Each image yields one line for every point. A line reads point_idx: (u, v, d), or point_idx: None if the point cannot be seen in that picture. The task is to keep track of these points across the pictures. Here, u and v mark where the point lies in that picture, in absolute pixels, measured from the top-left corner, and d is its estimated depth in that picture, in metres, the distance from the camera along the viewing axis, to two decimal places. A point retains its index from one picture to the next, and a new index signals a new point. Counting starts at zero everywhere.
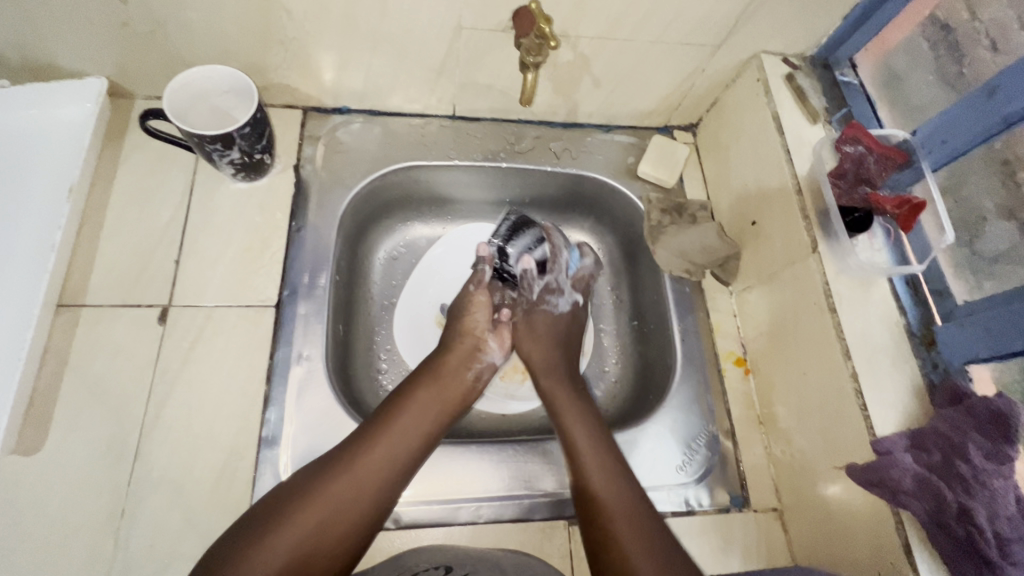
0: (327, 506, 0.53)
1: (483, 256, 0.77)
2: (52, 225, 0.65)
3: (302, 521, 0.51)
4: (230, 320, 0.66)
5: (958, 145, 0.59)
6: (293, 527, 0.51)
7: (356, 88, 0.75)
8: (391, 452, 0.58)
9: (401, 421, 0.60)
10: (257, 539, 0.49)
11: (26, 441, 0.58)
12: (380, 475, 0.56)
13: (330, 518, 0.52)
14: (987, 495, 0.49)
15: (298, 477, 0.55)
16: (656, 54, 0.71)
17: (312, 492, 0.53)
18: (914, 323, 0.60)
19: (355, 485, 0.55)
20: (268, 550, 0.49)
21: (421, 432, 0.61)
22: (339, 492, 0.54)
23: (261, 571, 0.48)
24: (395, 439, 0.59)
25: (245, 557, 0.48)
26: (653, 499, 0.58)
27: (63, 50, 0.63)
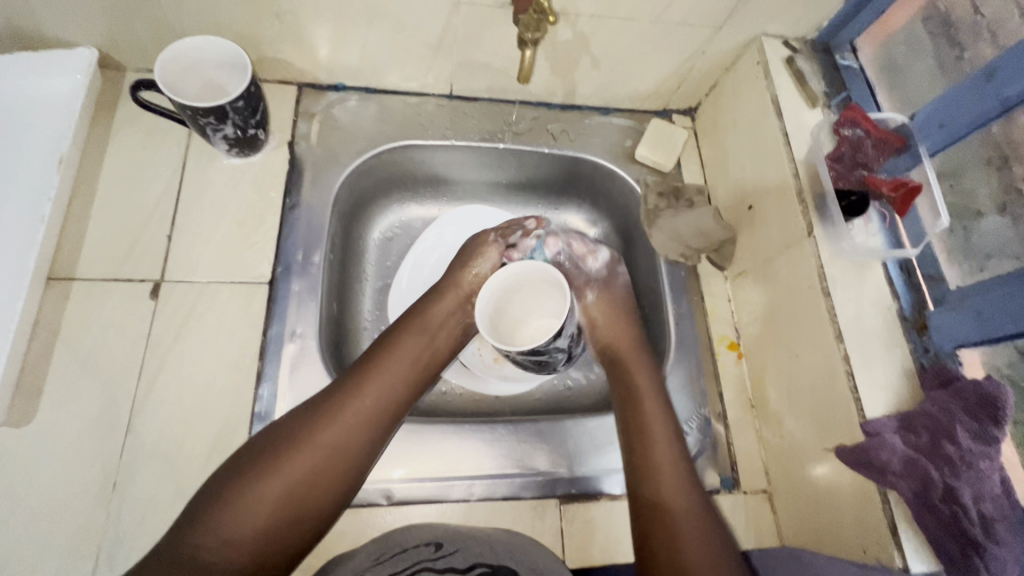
0: (313, 451, 0.53)
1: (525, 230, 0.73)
2: (41, 197, 0.64)
3: (292, 466, 0.52)
4: (222, 296, 0.66)
5: (958, 128, 0.59)
6: (282, 472, 0.51)
7: (352, 65, 0.74)
8: (377, 398, 0.58)
9: (386, 371, 0.60)
10: (249, 482, 0.50)
11: (17, 413, 0.58)
12: (366, 421, 0.56)
13: (318, 464, 0.53)
14: (973, 476, 0.49)
15: (287, 419, 0.55)
16: (655, 34, 0.71)
17: (299, 437, 0.54)
18: (907, 309, 0.61)
19: (343, 430, 0.55)
20: (257, 494, 0.50)
21: (406, 381, 0.61)
22: (324, 439, 0.54)
23: (255, 513, 0.49)
24: (381, 387, 0.58)
25: (236, 503, 0.49)
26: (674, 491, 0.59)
27: (52, 18, 0.62)
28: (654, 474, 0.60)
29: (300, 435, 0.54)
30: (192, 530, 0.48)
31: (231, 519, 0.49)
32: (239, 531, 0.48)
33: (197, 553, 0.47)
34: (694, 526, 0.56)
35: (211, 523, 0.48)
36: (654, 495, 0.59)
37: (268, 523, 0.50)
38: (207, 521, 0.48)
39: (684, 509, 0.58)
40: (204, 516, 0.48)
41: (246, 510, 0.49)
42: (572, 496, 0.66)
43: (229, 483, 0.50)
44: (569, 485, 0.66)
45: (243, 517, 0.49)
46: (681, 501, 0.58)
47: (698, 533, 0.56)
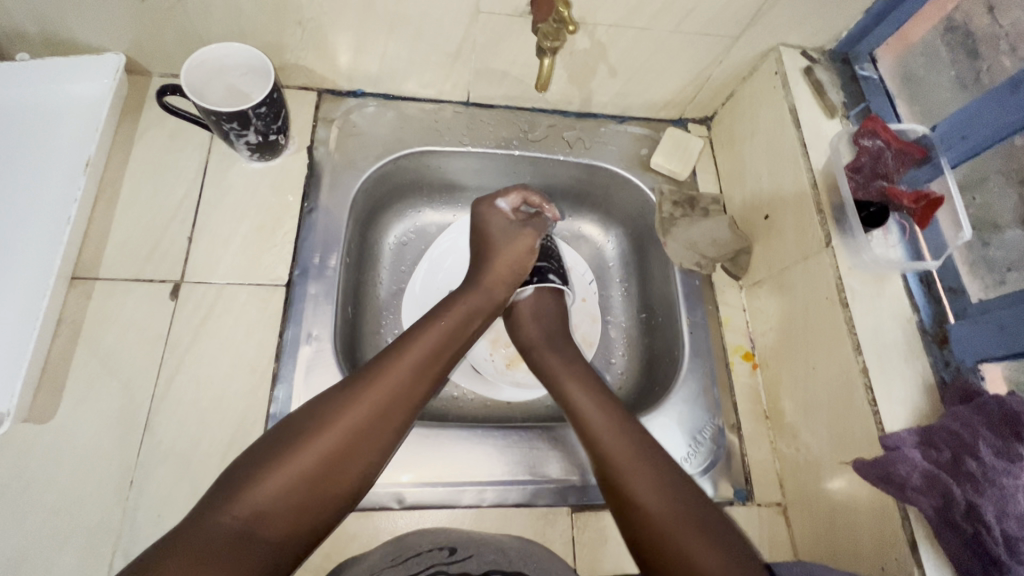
0: (344, 431, 0.53)
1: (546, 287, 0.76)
2: (68, 198, 0.66)
3: (323, 443, 0.52)
4: (240, 298, 0.67)
5: (979, 140, 0.59)
6: (316, 448, 0.51)
7: (371, 72, 0.75)
8: (407, 381, 0.58)
9: (415, 353, 0.60)
10: (284, 455, 0.50)
11: (39, 410, 0.59)
12: (393, 405, 0.56)
13: (351, 442, 0.53)
14: (995, 493, 0.48)
15: (322, 397, 0.55)
16: (673, 44, 0.71)
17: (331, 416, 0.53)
18: (927, 321, 0.60)
19: (375, 411, 0.55)
20: (287, 471, 0.49)
21: (435, 366, 0.61)
22: (353, 420, 0.54)
23: (284, 487, 0.49)
24: (413, 372, 0.58)
25: (267, 475, 0.49)
26: (644, 491, 0.55)
27: (82, 25, 0.64)
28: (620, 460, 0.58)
29: (334, 412, 0.54)
30: (222, 499, 0.48)
31: (262, 491, 0.48)
32: (269, 505, 0.48)
33: (231, 523, 0.46)
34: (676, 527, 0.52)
35: (249, 494, 0.48)
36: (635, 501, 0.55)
37: (297, 501, 0.49)
38: (243, 493, 0.48)
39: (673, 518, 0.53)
40: (241, 486, 0.48)
41: (277, 484, 0.49)
42: (584, 505, 0.65)
43: (266, 458, 0.50)
44: (580, 493, 0.66)
45: (273, 490, 0.48)
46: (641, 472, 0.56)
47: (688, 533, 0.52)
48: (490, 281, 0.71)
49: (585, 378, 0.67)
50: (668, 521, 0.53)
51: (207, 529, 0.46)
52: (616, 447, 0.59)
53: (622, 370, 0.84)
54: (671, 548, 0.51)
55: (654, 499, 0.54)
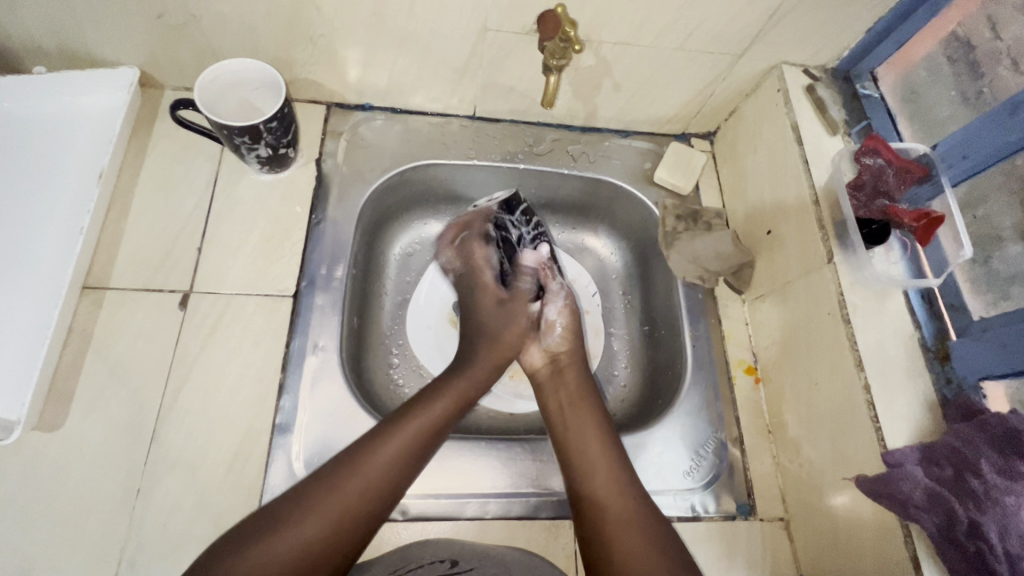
0: (359, 486, 0.54)
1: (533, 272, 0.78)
2: (81, 209, 0.67)
3: (333, 503, 0.53)
4: (248, 308, 0.67)
5: (979, 161, 0.60)
6: (323, 507, 0.52)
7: (379, 86, 0.76)
8: (415, 438, 0.59)
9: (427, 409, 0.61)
10: (296, 513, 0.51)
11: (48, 418, 0.60)
12: (408, 458, 0.58)
13: (355, 501, 0.53)
14: (998, 511, 0.48)
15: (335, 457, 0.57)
16: (677, 61, 0.72)
17: (346, 472, 0.55)
18: (929, 338, 0.60)
19: (383, 470, 0.56)
20: (296, 531, 0.50)
21: (448, 419, 0.62)
22: (368, 477, 0.55)
23: (292, 547, 0.49)
24: (422, 430, 0.59)
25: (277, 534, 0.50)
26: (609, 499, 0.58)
27: (98, 39, 0.65)
28: (592, 470, 0.61)
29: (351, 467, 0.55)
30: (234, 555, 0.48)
31: (278, 546, 0.49)
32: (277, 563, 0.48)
33: None
34: (632, 535, 0.55)
35: (267, 548, 0.49)
36: (595, 501, 0.59)
37: (304, 560, 0.50)
38: (262, 547, 0.49)
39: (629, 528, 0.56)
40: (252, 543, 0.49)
41: (286, 544, 0.49)
42: None
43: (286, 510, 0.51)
44: None
45: (282, 548, 0.49)
46: (608, 485, 0.60)
47: (647, 547, 0.54)
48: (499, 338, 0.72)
49: (584, 386, 0.69)
50: (626, 530, 0.56)
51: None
52: (594, 456, 0.62)
53: (625, 382, 0.84)
54: (625, 553, 0.54)
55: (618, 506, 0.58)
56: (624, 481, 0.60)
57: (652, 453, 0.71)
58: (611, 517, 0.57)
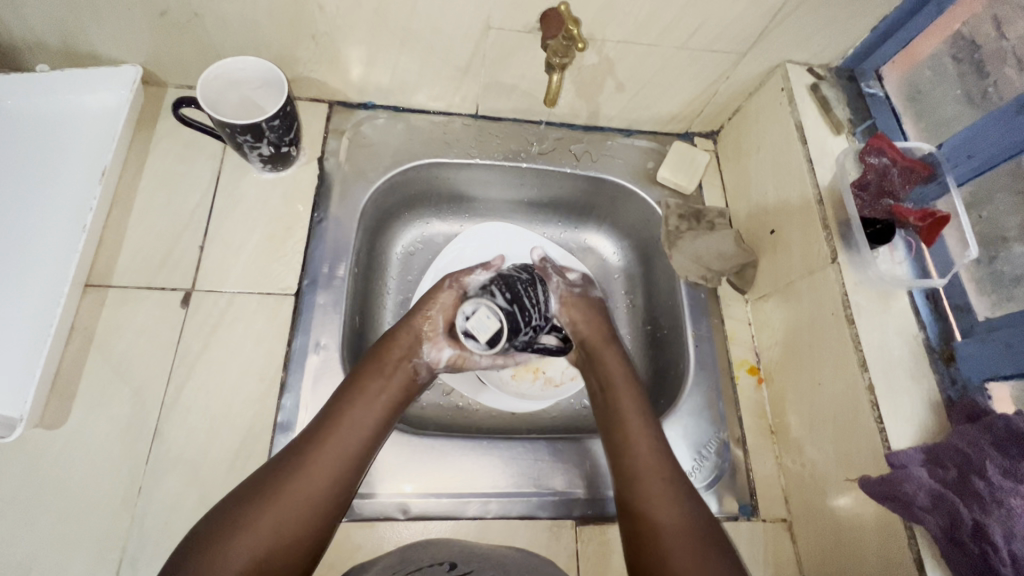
0: (300, 490, 0.54)
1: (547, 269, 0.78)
2: (84, 207, 0.67)
3: (266, 518, 0.51)
4: (250, 306, 0.67)
5: (986, 158, 0.59)
6: (254, 526, 0.51)
7: (382, 84, 0.76)
8: (345, 441, 0.58)
9: (361, 401, 0.60)
10: (229, 534, 0.50)
11: (50, 416, 0.60)
12: (348, 452, 0.57)
13: (290, 514, 0.52)
14: (1003, 514, 0.47)
15: (259, 473, 0.55)
16: (681, 60, 0.72)
17: (282, 480, 0.54)
18: (933, 338, 0.60)
19: (315, 479, 0.55)
20: (230, 551, 0.49)
21: (383, 409, 0.61)
22: (309, 479, 0.54)
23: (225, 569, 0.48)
24: (350, 430, 0.58)
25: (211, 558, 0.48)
26: (658, 499, 0.58)
27: (101, 37, 0.65)
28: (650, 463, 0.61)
29: (287, 474, 0.54)
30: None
31: (227, 561, 0.49)
32: None
33: None
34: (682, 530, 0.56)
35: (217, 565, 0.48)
36: (644, 499, 0.58)
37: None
38: (215, 565, 0.48)
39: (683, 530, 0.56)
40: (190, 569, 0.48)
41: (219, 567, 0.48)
42: (588, 518, 0.66)
43: (233, 520, 0.51)
44: (585, 506, 0.66)
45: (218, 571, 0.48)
46: (660, 477, 0.60)
47: (693, 547, 0.54)
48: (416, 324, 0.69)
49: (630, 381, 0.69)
50: (678, 527, 0.56)
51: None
52: (641, 449, 0.62)
53: None
54: (671, 555, 0.54)
55: (666, 507, 0.58)
56: (669, 478, 0.60)
57: None
58: (660, 516, 0.57)
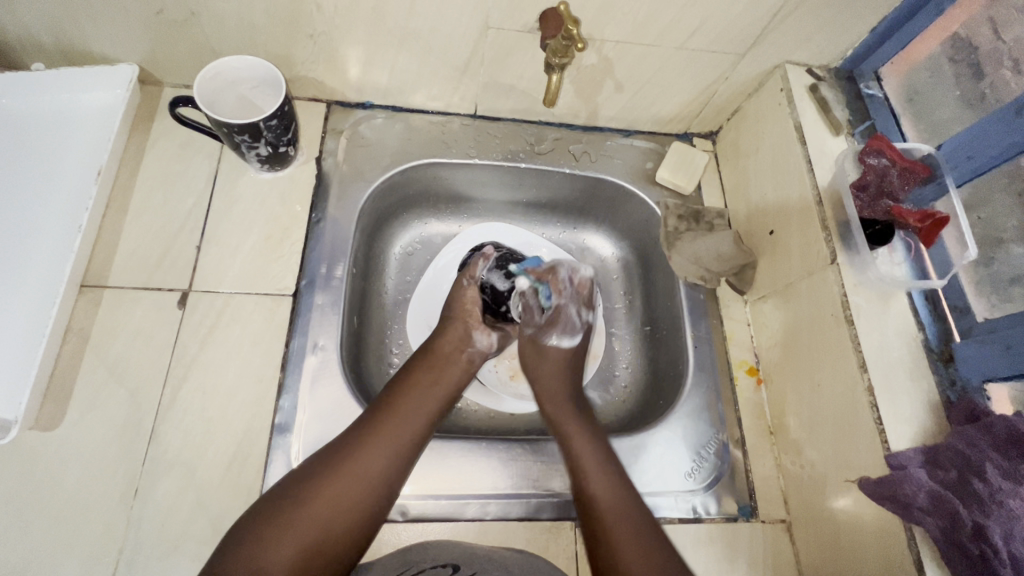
0: (358, 472, 0.54)
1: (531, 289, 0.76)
2: (79, 207, 0.66)
3: (321, 500, 0.52)
4: (247, 307, 0.67)
5: (985, 160, 0.59)
6: (309, 506, 0.51)
7: (380, 84, 0.76)
8: (402, 426, 0.58)
9: (417, 391, 0.62)
10: (282, 515, 0.50)
11: (46, 417, 0.59)
12: (405, 438, 0.58)
13: (346, 496, 0.53)
14: (1002, 514, 0.47)
15: (317, 457, 0.56)
16: (680, 60, 0.71)
17: (341, 460, 0.55)
18: (933, 340, 0.60)
19: (373, 462, 0.55)
20: (287, 531, 0.49)
21: (437, 401, 0.63)
22: (368, 461, 0.55)
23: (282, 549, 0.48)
24: (405, 415, 0.59)
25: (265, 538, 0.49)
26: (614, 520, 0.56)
27: (97, 36, 0.64)
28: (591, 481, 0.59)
29: (346, 455, 0.55)
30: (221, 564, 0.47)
31: (282, 540, 0.49)
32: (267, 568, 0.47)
33: None
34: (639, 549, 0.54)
35: (271, 541, 0.49)
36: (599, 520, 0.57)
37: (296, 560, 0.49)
38: (268, 542, 0.49)
39: (646, 553, 0.53)
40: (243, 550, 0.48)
41: (271, 548, 0.48)
42: None
43: (284, 502, 0.51)
44: None
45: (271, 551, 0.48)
46: (612, 503, 0.58)
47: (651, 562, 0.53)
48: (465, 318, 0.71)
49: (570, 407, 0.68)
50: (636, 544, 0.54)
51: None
52: (596, 486, 0.59)
53: (626, 383, 0.84)
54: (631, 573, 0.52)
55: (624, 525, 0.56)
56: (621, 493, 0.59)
57: (654, 454, 0.70)
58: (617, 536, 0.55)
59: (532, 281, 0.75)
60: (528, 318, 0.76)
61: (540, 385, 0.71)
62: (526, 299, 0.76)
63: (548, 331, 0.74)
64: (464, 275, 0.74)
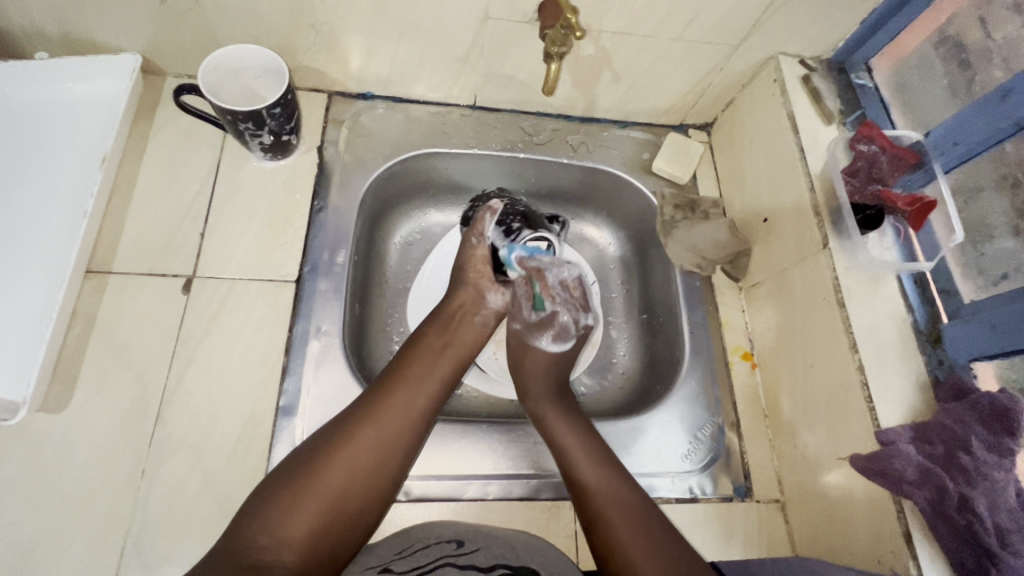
0: (372, 439, 0.55)
1: (519, 279, 0.74)
2: (84, 195, 0.67)
3: (343, 461, 0.53)
4: (251, 293, 0.68)
5: (970, 146, 0.61)
6: (332, 469, 0.52)
7: (381, 75, 0.77)
8: (416, 390, 0.60)
9: (427, 360, 0.63)
10: (306, 479, 0.51)
11: (53, 400, 0.60)
12: (421, 401, 0.59)
13: (367, 455, 0.54)
14: (987, 486, 0.49)
15: (335, 419, 0.57)
16: (676, 51, 0.73)
17: (354, 428, 0.55)
18: (921, 321, 0.62)
19: (390, 424, 0.56)
20: (313, 493, 0.51)
21: (447, 368, 0.64)
22: (380, 428, 0.56)
23: (309, 510, 0.50)
24: (418, 379, 0.61)
25: (289, 505, 0.50)
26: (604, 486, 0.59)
27: (101, 25, 0.65)
28: (579, 460, 0.61)
29: (359, 422, 0.56)
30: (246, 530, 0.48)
31: (307, 503, 0.50)
32: (291, 531, 0.49)
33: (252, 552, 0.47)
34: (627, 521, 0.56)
35: (292, 510, 0.50)
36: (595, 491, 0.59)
37: (320, 520, 0.50)
38: (289, 510, 0.49)
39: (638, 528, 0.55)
40: (268, 514, 0.49)
41: (297, 512, 0.49)
42: None
43: (308, 466, 0.52)
44: None
45: (295, 515, 0.49)
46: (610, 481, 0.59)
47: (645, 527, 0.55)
48: (475, 277, 0.72)
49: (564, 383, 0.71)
50: (623, 516, 0.56)
51: (243, 555, 0.47)
52: (593, 459, 0.61)
53: (623, 369, 0.85)
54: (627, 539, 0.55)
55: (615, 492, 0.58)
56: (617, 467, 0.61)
57: (651, 436, 0.72)
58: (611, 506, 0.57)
59: (523, 273, 0.73)
60: (517, 309, 0.75)
61: (521, 378, 0.72)
62: (517, 289, 0.74)
63: (536, 332, 0.73)
64: (472, 234, 0.72)
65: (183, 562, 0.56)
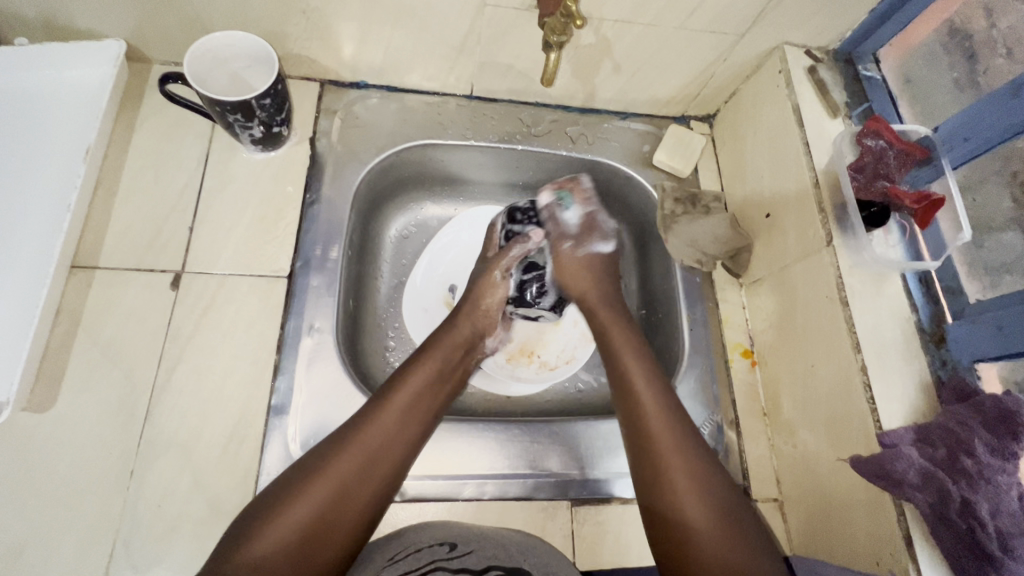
0: (351, 468, 0.53)
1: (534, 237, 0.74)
2: (68, 188, 0.65)
3: (317, 490, 0.51)
4: (242, 289, 0.66)
5: (981, 142, 0.59)
6: (304, 498, 0.50)
7: (374, 63, 0.74)
8: (400, 420, 0.58)
9: (422, 381, 0.61)
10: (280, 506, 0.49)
11: (39, 399, 0.59)
12: (407, 429, 0.58)
13: (344, 483, 0.52)
14: (990, 491, 0.49)
15: (314, 448, 0.55)
16: (679, 40, 0.71)
17: (332, 458, 0.53)
18: (925, 321, 0.61)
19: (372, 453, 0.54)
20: (282, 522, 0.48)
21: (438, 397, 0.62)
22: (359, 457, 0.54)
23: (278, 538, 0.48)
24: (406, 408, 0.59)
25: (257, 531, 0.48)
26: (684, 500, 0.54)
27: (82, 11, 0.63)
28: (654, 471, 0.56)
29: (338, 450, 0.54)
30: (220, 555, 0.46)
31: (272, 531, 0.48)
32: (256, 557, 0.46)
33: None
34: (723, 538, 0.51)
35: (256, 537, 0.47)
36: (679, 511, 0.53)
37: (291, 552, 0.47)
38: (263, 528, 0.48)
39: (710, 523, 0.52)
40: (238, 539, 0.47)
41: (266, 540, 0.47)
42: (584, 499, 0.66)
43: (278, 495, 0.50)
44: (581, 487, 0.66)
45: (265, 541, 0.47)
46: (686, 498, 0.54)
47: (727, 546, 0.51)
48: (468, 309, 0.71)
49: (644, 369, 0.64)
50: (710, 536, 0.52)
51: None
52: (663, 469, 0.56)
53: None
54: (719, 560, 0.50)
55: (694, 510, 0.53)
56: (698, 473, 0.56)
57: None
58: (691, 525, 0.52)
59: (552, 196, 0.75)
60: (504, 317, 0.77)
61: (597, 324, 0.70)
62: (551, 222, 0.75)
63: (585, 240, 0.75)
64: (496, 268, 0.72)
65: (174, 564, 0.56)
